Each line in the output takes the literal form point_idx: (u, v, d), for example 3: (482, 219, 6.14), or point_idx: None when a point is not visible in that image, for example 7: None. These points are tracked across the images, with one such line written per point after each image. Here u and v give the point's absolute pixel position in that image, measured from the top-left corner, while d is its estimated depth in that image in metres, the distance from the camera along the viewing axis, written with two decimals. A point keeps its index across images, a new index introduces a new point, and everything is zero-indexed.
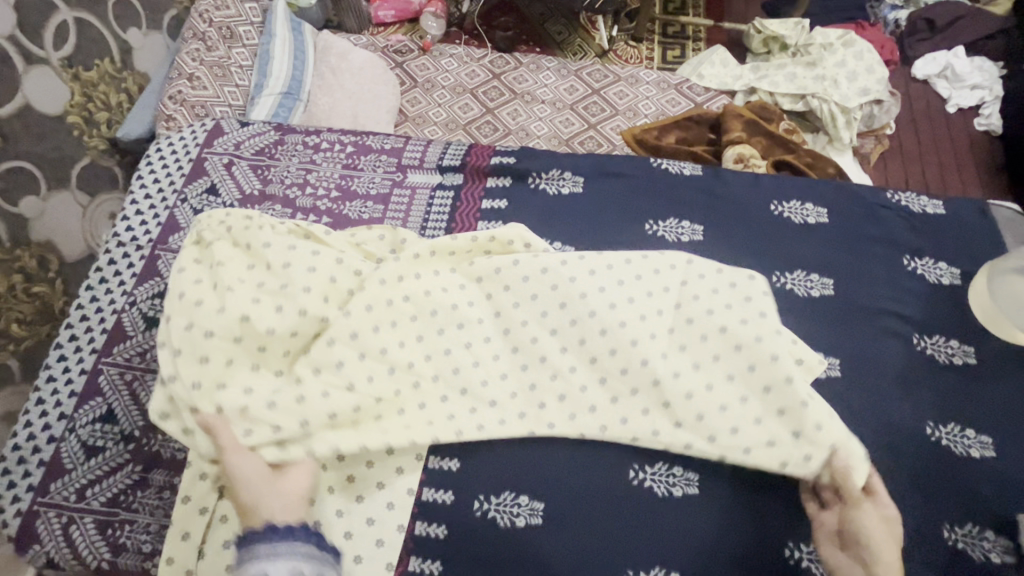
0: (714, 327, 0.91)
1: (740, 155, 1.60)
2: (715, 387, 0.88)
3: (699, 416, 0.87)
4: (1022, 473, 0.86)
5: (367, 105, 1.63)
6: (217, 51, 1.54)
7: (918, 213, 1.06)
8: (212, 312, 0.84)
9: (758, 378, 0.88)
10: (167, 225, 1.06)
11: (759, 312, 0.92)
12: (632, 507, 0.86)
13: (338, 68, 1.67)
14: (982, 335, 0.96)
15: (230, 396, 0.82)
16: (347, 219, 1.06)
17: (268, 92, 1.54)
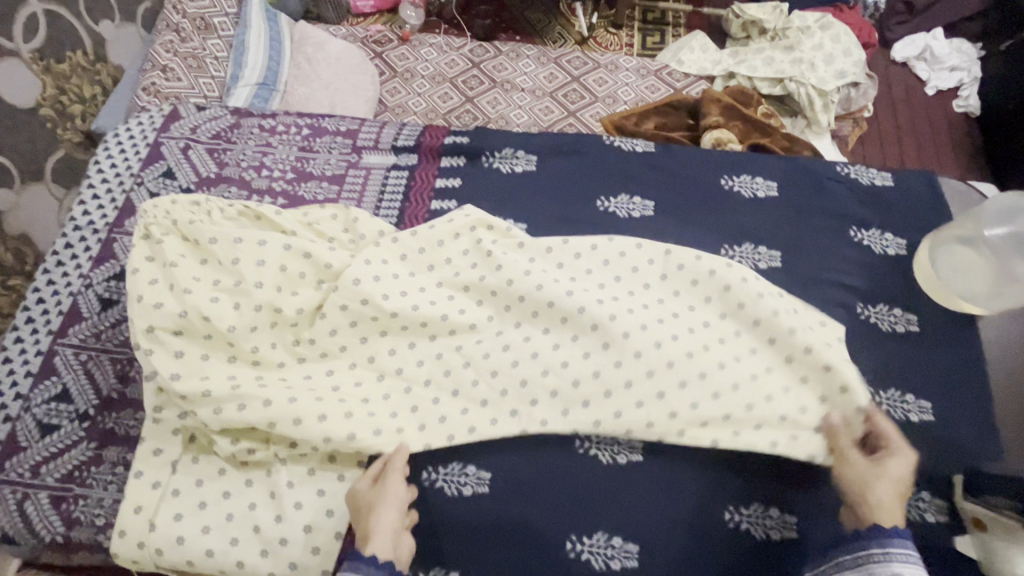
0: (654, 293, 0.94)
1: (717, 140, 1.60)
2: (664, 345, 0.88)
3: (649, 373, 0.87)
4: (962, 436, 0.88)
5: (344, 95, 1.62)
6: (191, 42, 1.53)
7: (866, 185, 1.08)
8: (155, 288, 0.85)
9: (698, 339, 0.89)
10: (124, 209, 1.07)
11: (693, 279, 0.95)
12: (577, 475, 0.87)
13: (313, 58, 1.66)
14: (927, 303, 0.97)
15: (193, 374, 0.83)
16: (302, 200, 1.07)
17: (244, 83, 1.53)
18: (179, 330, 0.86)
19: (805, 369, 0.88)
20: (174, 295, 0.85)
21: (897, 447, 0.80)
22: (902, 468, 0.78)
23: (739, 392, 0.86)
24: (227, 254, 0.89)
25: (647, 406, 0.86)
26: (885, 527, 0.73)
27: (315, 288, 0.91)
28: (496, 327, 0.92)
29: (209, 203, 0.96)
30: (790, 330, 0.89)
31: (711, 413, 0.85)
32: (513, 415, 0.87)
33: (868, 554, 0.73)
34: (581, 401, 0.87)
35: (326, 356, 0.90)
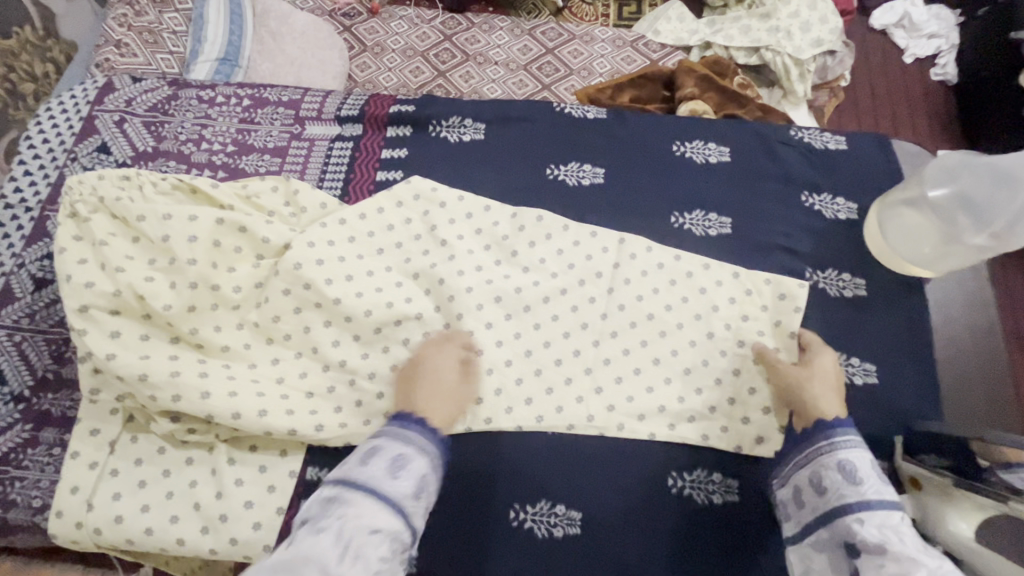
0: (591, 271, 0.97)
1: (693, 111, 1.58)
2: (590, 325, 0.94)
3: (576, 352, 0.92)
4: (903, 399, 0.89)
5: (313, 69, 1.54)
6: (146, 16, 1.50)
7: (819, 149, 1.06)
8: (73, 263, 0.81)
9: (626, 317, 0.94)
10: (57, 185, 1.03)
11: (631, 254, 0.97)
12: (522, 444, 0.88)
13: (278, 32, 1.56)
14: (875, 268, 0.97)
15: (134, 351, 0.80)
16: (243, 173, 1.04)
17: (205, 58, 1.47)
18: (117, 309, 0.81)
19: (727, 344, 0.92)
20: (106, 271, 0.81)
21: (818, 351, 0.88)
22: (829, 366, 0.85)
23: (661, 366, 0.91)
24: (157, 231, 0.84)
25: (576, 381, 0.91)
26: (828, 419, 0.79)
27: (254, 265, 0.89)
28: (437, 308, 0.93)
29: (139, 178, 0.92)
30: (713, 308, 0.94)
31: (634, 384, 0.90)
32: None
33: (814, 449, 0.77)
34: (515, 377, 0.91)
35: (264, 332, 0.88)
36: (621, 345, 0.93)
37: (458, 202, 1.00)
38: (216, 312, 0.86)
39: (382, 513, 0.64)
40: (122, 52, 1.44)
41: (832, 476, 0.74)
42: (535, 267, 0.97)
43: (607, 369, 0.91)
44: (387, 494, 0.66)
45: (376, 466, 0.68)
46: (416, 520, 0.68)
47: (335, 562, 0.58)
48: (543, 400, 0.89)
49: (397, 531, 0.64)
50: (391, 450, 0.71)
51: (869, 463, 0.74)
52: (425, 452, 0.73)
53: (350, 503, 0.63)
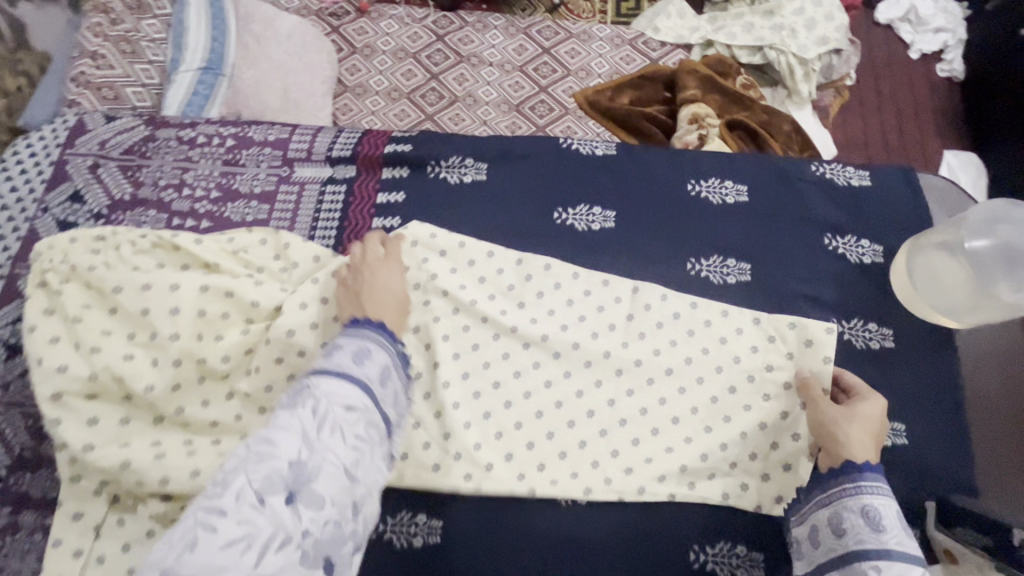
0: (603, 322, 0.91)
1: (694, 114, 1.51)
2: (605, 383, 0.88)
3: (590, 412, 0.86)
4: (935, 460, 0.84)
5: (301, 76, 1.43)
6: (123, 24, 1.39)
7: (842, 186, 1.00)
8: (44, 342, 0.76)
9: (644, 372, 0.88)
10: (28, 239, 0.95)
11: (646, 304, 0.91)
12: (537, 518, 0.83)
13: (263, 37, 1.42)
14: (902, 316, 0.92)
15: (113, 441, 0.74)
16: (229, 222, 0.97)
17: (185, 68, 1.35)
18: (94, 393, 0.76)
19: (751, 398, 0.87)
20: (82, 351, 0.75)
21: (865, 395, 0.81)
22: (874, 411, 0.78)
23: (681, 427, 0.86)
24: (136, 303, 0.78)
25: (591, 445, 0.85)
26: (858, 463, 0.73)
27: (242, 332, 0.81)
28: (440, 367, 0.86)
29: (115, 238, 0.85)
30: (734, 359, 0.88)
31: (653, 446, 0.85)
32: (458, 457, 0.83)
33: (838, 491, 0.73)
34: (525, 442, 0.85)
35: (254, 403, 0.81)
36: (637, 404, 0.87)
37: (458, 247, 0.93)
38: (202, 385, 0.80)
39: (354, 393, 0.63)
40: (99, 64, 1.32)
41: (854, 520, 0.70)
42: (545, 319, 0.90)
43: (623, 430, 0.86)
44: (355, 377, 0.64)
45: (340, 356, 0.66)
46: (388, 404, 0.67)
47: (312, 432, 0.58)
48: (557, 466, 0.84)
49: (371, 411, 0.63)
50: (354, 343, 0.68)
51: (896, 512, 0.70)
52: (382, 343, 0.71)
53: (319, 384, 0.62)
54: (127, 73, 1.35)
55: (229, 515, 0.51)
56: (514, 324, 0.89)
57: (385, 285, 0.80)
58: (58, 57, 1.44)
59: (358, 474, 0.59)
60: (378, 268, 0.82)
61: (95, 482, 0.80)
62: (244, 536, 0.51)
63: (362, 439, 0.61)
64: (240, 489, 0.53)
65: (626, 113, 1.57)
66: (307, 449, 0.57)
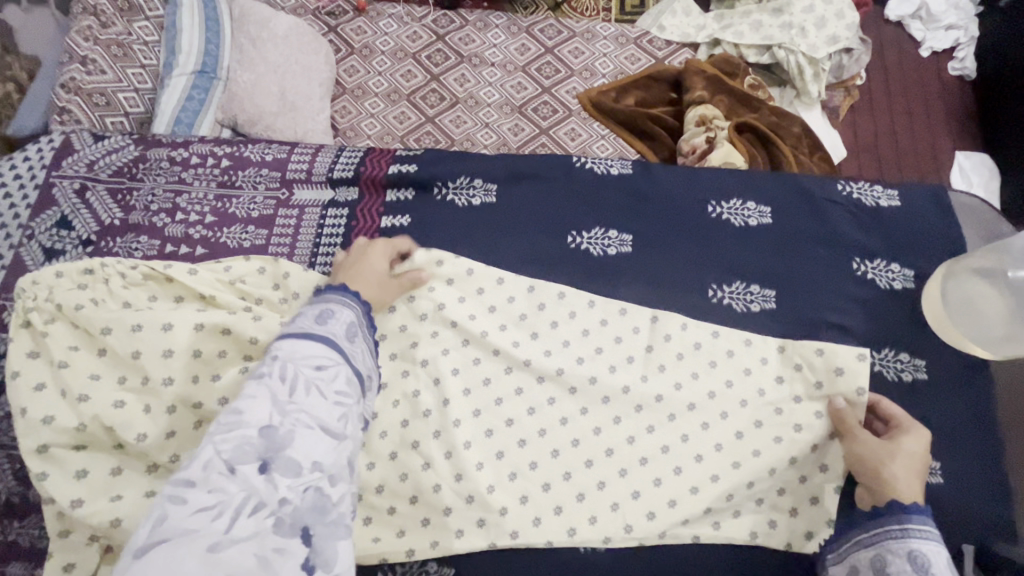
0: (621, 354, 0.86)
1: (702, 117, 1.45)
2: (624, 420, 0.83)
3: (609, 451, 0.82)
4: (971, 499, 0.80)
5: (298, 79, 1.36)
6: (114, 28, 1.31)
7: (870, 207, 0.95)
8: (27, 390, 0.71)
9: (665, 408, 0.83)
10: (13, 269, 0.90)
11: (665, 334, 0.87)
12: (555, 565, 0.80)
13: (260, 38, 1.36)
14: (935, 344, 0.87)
15: (103, 494, 0.70)
16: (225, 248, 0.92)
17: (179, 71, 1.28)
18: (82, 443, 0.71)
19: (779, 433, 0.82)
20: (69, 398, 0.71)
21: (903, 427, 0.78)
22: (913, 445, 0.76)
23: (705, 465, 0.81)
24: (126, 345, 0.73)
25: (610, 486, 0.80)
26: (905, 502, 0.70)
27: (240, 369, 0.75)
28: (450, 403, 0.81)
29: (104, 270, 0.81)
30: (759, 391, 0.84)
31: (675, 487, 0.80)
32: (471, 500, 0.79)
33: (881, 531, 0.71)
34: (540, 483, 0.80)
35: None
36: (659, 442, 0.82)
37: (466, 277, 0.89)
38: (200, 429, 0.75)
39: (322, 350, 0.59)
40: (89, 69, 1.25)
41: (900, 565, 0.67)
42: (561, 351, 0.86)
43: (644, 470, 0.81)
44: (322, 336, 0.60)
45: (304, 318, 0.62)
46: (359, 359, 0.63)
47: (285, 395, 0.53)
48: (574, 508, 0.80)
49: (343, 364, 0.59)
50: (317, 307, 0.65)
51: (946, 559, 0.66)
52: (348, 304, 0.67)
53: (283, 345, 0.57)
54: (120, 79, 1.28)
55: (198, 485, 0.46)
56: (528, 357, 0.85)
57: (368, 266, 0.82)
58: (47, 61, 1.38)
59: (339, 433, 0.55)
60: (368, 252, 0.84)
61: (87, 535, 0.75)
62: (216, 504, 0.46)
63: (343, 393, 0.57)
64: (207, 459, 0.48)
65: (631, 114, 1.51)
66: (280, 414, 0.52)
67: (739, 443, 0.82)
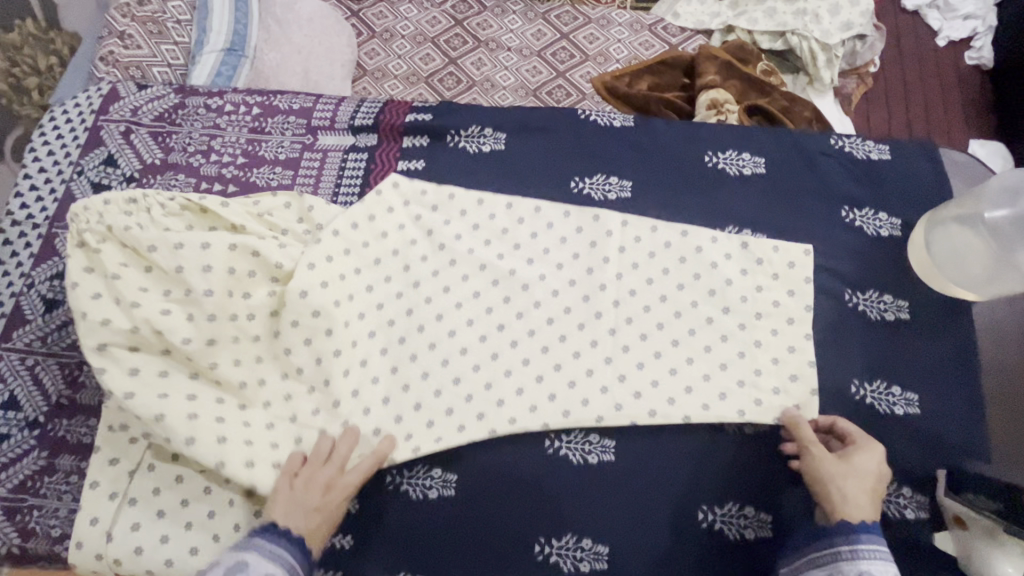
0: (610, 273, 0.93)
1: (712, 100, 1.45)
2: (619, 330, 0.90)
3: (607, 359, 0.89)
4: (946, 430, 0.85)
5: (321, 61, 1.43)
6: (150, 6, 1.39)
7: (861, 159, 0.99)
8: (85, 296, 0.80)
9: (651, 319, 0.91)
10: (64, 201, 0.99)
11: (650, 252, 0.94)
12: (550, 475, 0.86)
13: (285, 20, 1.42)
14: (918, 289, 0.92)
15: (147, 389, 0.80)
16: (255, 186, 1.00)
17: (210, 49, 1.35)
18: (134, 345, 0.82)
19: (755, 362, 0.88)
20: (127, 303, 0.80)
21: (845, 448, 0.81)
22: (873, 468, 0.78)
23: (694, 366, 0.88)
24: (170, 261, 0.82)
25: (612, 390, 0.87)
26: (858, 523, 0.74)
27: (268, 292, 0.85)
28: (454, 332, 0.90)
29: (146, 200, 0.89)
30: (741, 299, 0.91)
31: (661, 413, 0.86)
32: (480, 419, 0.86)
33: (839, 548, 0.74)
34: (547, 393, 0.87)
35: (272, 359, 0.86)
36: (646, 374, 0.88)
37: (472, 231, 0.96)
38: (225, 342, 0.83)
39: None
40: (126, 44, 1.33)
41: None
42: (566, 283, 0.93)
43: (634, 400, 0.87)
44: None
45: None
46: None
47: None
48: (579, 413, 0.86)
49: None
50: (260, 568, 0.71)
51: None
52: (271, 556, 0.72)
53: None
54: (154, 54, 1.35)
55: None
56: (524, 280, 0.93)
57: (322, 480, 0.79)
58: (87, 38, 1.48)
59: None
60: (326, 479, 0.79)
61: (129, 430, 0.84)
62: None
63: None
64: None
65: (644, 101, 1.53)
66: None
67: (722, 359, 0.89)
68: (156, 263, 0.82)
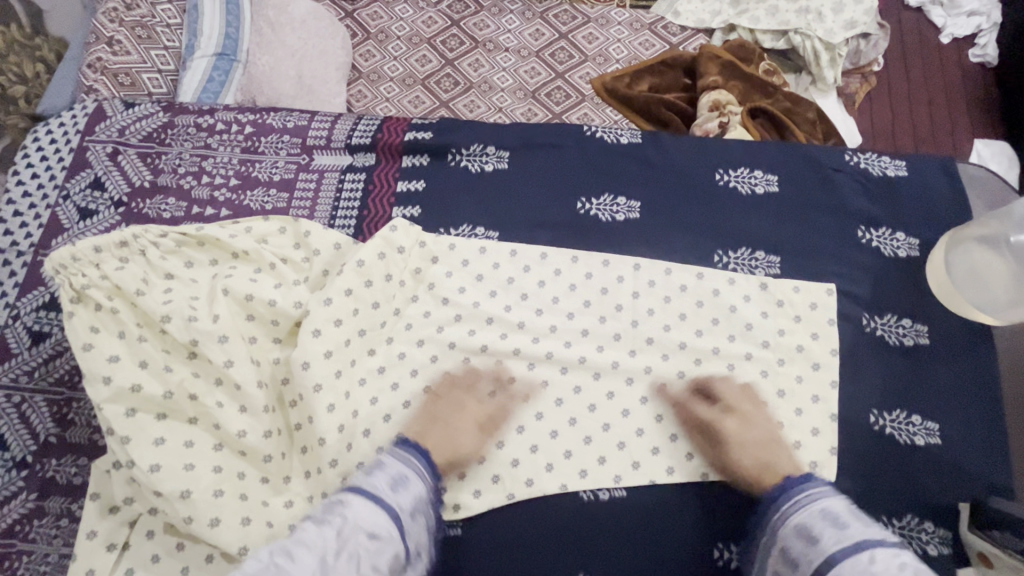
0: (624, 320, 0.90)
1: (715, 102, 1.42)
2: (636, 381, 0.88)
3: (625, 412, 0.87)
4: (965, 460, 0.82)
5: (316, 63, 1.36)
6: (138, 10, 1.32)
7: (877, 176, 0.96)
8: (77, 351, 0.75)
9: (671, 366, 0.88)
10: (49, 228, 0.95)
11: (665, 295, 0.91)
12: (560, 512, 0.83)
13: (278, 22, 1.36)
14: (936, 312, 0.89)
15: (130, 438, 0.74)
16: (248, 210, 0.96)
17: (201, 54, 1.30)
18: (112, 398, 0.75)
19: (767, 395, 0.86)
20: (120, 341, 0.77)
21: (746, 413, 0.84)
22: (752, 434, 0.82)
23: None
24: (158, 306, 0.78)
25: (629, 446, 0.85)
26: (785, 481, 0.76)
27: (272, 359, 0.84)
28: (464, 391, 0.87)
29: (138, 241, 0.83)
30: (763, 343, 0.88)
31: (673, 454, 0.85)
32: (496, 482, 0.84)
33: (774, 515, 0.75)
34: (563, 451, 0.85)
35: (272, 395, 0.82)
36: (654, 411, 0.87)
37: (476, 281, 0.92)
38: (217, 387, 0.79)
39: (383, 520, 0.69)
40: (115, 50, 1.27)
41: (796, 541, 0.70)
42: (579, 312, 0.91)
43: (641, 441, 0.85)
44: (394, 505, 0.71)
45: (379, 478, 0.73)
46: (413, 535, 0.73)
47: (331, 556, 0.63)
48: (598, 472, 0.84)
49: (392, 541, 0.69)
50: (394, 466, 0.76)
51: (824, 511, 0.71)
52: (423, 471, 0.77)
53: (356, 502, 0.69)
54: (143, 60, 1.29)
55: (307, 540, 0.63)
56: (535, 330, 0.90)
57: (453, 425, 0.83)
58: (74, 44, 1.41)
59: None
60: (460, 402, 0.85)
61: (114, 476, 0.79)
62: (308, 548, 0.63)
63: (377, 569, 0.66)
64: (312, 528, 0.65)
65: (644, 103, 1.48)
66: (342, 542, 0.64)
67: (732, 389, 0.87)
68: (152, 308, 0.78)
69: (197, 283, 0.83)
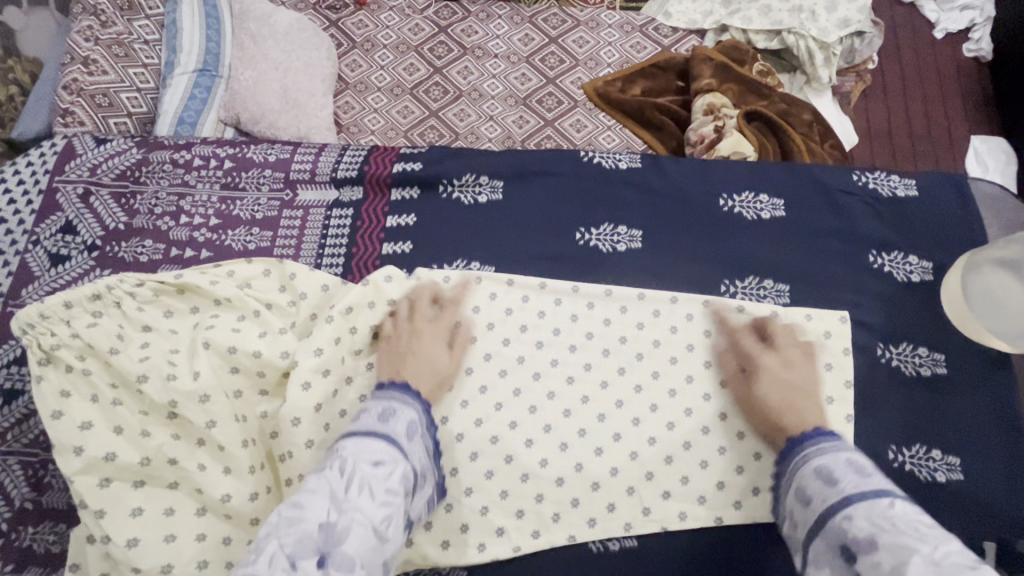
0: (629, 354, 0.86)
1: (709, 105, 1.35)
2: (644, 420, 0.83)
3: (633, 455, 0.82)
4: (988, 495, 0.79)
5: (300, 76, 1.28)
6: (114, 27, 1.24)
7: (886, 196, 0.92)
8: (46, 419, 0.70)
9: (679, 404, 0.84)
10: (19, 276, 0.90)
11: (671, 327, 0.87)
12: (569, 564, 0.80)
13: (261, 35, 1.29)
14: (953, 338, 0.85)
15: (107, 510, 0.70)
16: (229, 252, 0.91)
17: (180, 70, 1.23)
18: (86, 468, 0.70)
19: None
20: (93, 406, 0.72)
21: (796, 365, 0.79)
22: (789, 377, 0.77)
23: (728, 456, 0.82)
24: (133, 365, 0.73)
25: (639, 491, 0.81)
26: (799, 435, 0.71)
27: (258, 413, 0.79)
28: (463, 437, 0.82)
29: (111, 293, 0.78)
30: None
31: (684, 498, 0.81)
32: (500, 535, 0.80)
33: (793, 462, 0.70)
34: (570, 499, 0.81)
35: (257, 453, 0.77)
36: (664, 452, 0.82)
37: (472, 317, 0.87)
38: (199, 447, 0.74)
39: (383, 446, 0.62)
40: (91, 70, 1.18)
41: (811, 483, 0.65)
42: (581, 347, 0.86)
43: (651, 485, 0.81)
44: (388, 433, 0.64)
45: (366, 418, 0.66)
46: (416, 457, 0.67)
47: (341, 492, 0.56)
48: (606, 520, 0.80)
49: (400, 464, 0.62)
50: (378, 406, 0.69)
51: (842, 460, 0.65)
52: (411, 401, 0.72)
53: (349, 444, 0.62)
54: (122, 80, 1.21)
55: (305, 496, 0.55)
56: (535, 369, 0.85)
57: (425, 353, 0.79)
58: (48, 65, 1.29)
59: (387, 533, 0.57)
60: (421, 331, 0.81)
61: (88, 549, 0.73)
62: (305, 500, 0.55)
63: (393, 493, 0.60)
64: (309, 486, 0.57)
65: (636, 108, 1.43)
66: (344, 483, 0.57)
67: (744, 425, 0.83)
68: (125, 366, 0.73)
69: (177, 335, 0.78)
